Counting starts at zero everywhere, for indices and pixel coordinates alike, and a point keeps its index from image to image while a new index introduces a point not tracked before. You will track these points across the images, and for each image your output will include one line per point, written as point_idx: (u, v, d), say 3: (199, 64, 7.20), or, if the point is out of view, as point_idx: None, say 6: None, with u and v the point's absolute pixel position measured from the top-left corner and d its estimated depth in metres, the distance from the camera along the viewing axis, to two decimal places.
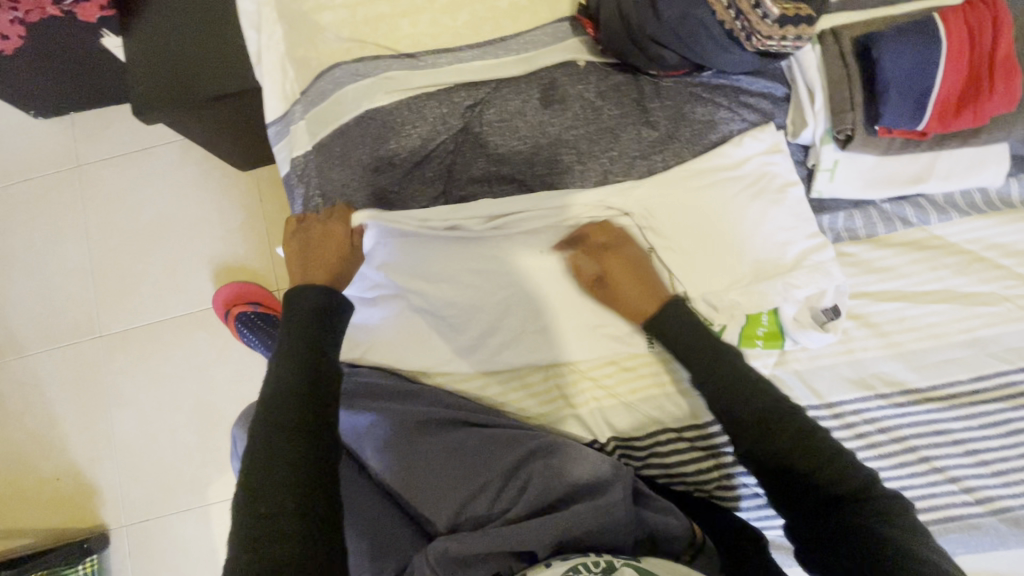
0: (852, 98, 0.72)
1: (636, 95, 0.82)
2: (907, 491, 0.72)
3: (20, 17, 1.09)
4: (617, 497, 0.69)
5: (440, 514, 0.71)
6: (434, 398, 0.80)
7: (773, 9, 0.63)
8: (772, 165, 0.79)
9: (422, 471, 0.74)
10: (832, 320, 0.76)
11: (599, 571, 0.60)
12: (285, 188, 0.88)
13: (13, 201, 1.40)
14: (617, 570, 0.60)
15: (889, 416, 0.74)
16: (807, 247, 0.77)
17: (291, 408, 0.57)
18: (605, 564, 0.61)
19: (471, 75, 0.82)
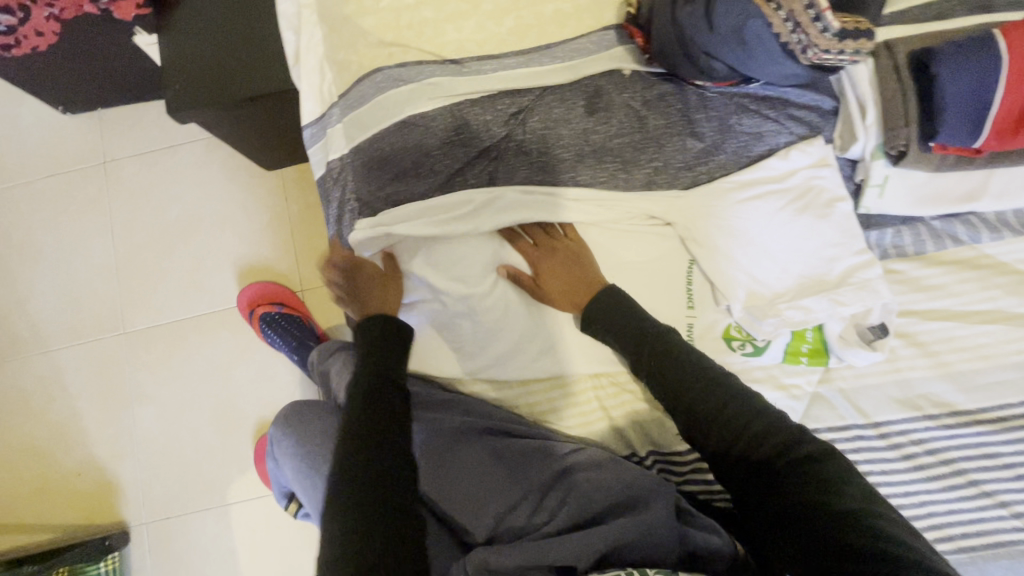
0: (906, 113, 0.71)
1: (682, 105, 0.81)
2: (956, 516, 0.70)
3: (55, 14, 1.08)
4: (659, 514, 0.66)
5: (480, 524, 0.70)
6: (475, 409, 0.79)
7: (834, 22, 0.63)
8: (820, 178, 0.77)
9: (465, 481, 0.73)
10: (879, 338, 0.75)
11: None
12: (322, 192, 0.87)
13: (40, 196, 1.40)
14: None
15: (936, 438, 0.73)
16: (853, 264, 0.76)
17: (368, 418, 0.59)
18: None
19: (516, 83, 0.81)
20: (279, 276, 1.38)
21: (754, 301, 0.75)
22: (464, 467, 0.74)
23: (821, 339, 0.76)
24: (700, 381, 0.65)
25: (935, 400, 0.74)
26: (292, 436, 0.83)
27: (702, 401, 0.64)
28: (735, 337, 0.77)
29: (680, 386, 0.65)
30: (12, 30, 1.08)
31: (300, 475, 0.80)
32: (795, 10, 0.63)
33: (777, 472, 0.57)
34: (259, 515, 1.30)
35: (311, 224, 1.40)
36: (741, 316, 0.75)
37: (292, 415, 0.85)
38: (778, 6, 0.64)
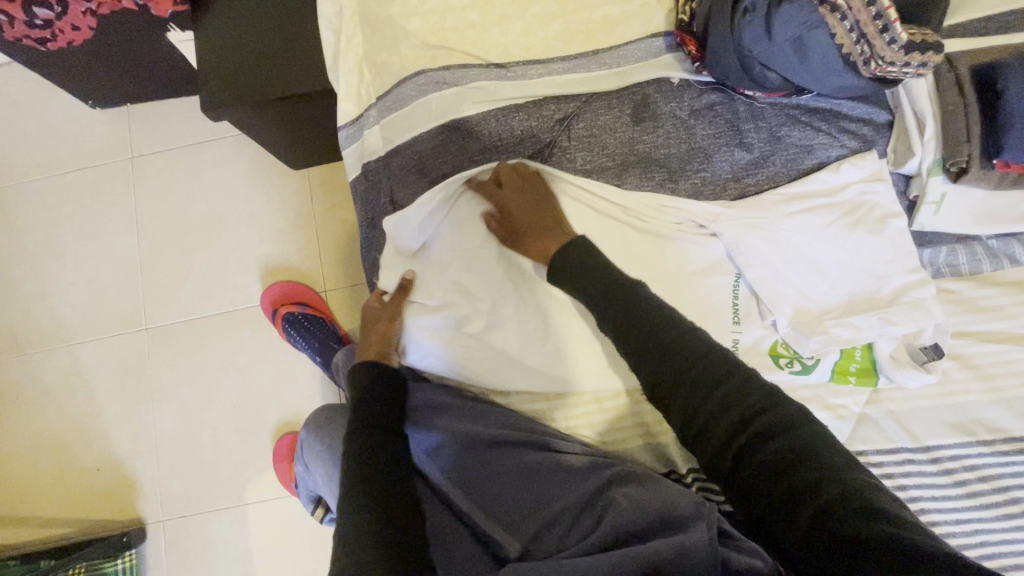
0: (968, 130, 0.69)
1: (730, 115, 0.79)
2: (1010, 546, 0.67)
3: (92, 8, 1.04)
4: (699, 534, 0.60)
5: (511, 538, 0.68)
6: (498, 417, 0.77)
7: (903, 33, 0.61)
8: (873, 194, 0.75)
9: (480, 488, 0.72)
10: (932, 359, 0.72)
11: None
12: (354, 194, 0.86)
13: (68, 189, 1.40)
14: None
15: (991, 464, 0.70)
16: (907, 282, 0.73)
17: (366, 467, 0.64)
18: None
19: (562, 89, 0.80)
20: (302, 276, 1.37)
21: (801, 317, 0.73)
22: (482, 474, 0.73)
23: (869, 359, 0.74)
24: (668, 344, 0.60)
25: (990, 426, 0.71)
26: (322, 439, 0.82)
27: (673, 364, 0.59)
28: (782, 355, 0.74)
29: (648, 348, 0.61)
30: (48, 24, 1.04)
31: (330, 480, 0.79)
32: (861, 20, 0.62)
33: (746, 445, 0.54)
34: (277, 516, 1.29)
35: (337, 224, 1.39)
36: (786, 332, 0.73)
37: (322, 419, 0.84)
38: (843, 16, 0.62)
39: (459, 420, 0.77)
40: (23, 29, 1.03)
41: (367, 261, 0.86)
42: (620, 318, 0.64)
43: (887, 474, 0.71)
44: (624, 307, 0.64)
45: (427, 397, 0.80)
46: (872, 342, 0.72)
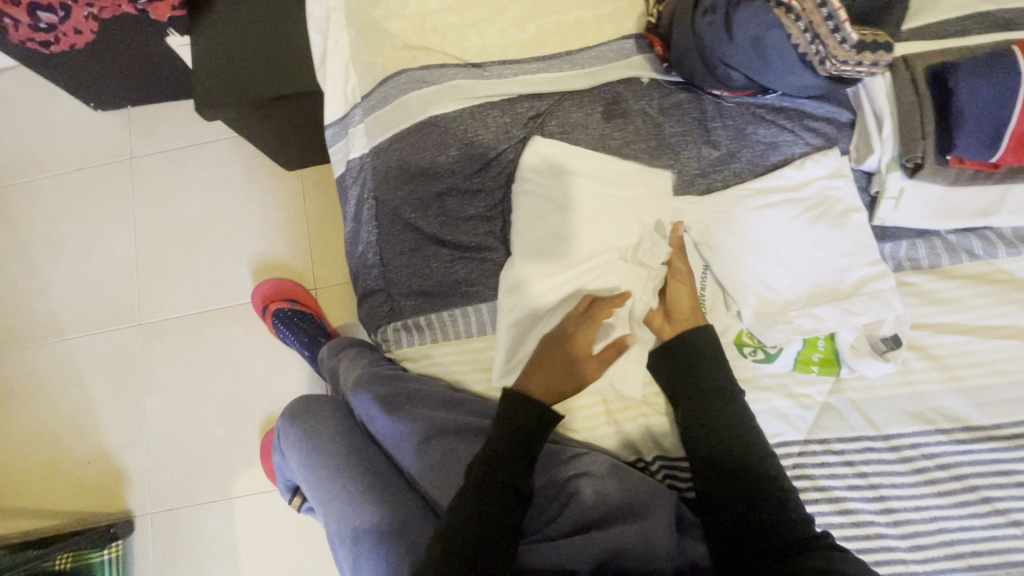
0: (923, 127, 0.72)
1: (698, 114, 0.82)
2: (966, 532, 0.69)
3: (94, 13, 1.11)
4: (660, 522, 0.67)
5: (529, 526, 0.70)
6: (469, 408, 0.79)
7: (852, 34, 0.64)
8: (834, 189, 0.78)
9: (451, 474, 0.74)
10: (891, 349, 0.74)
11: None
12: (339, 188, 0.92)
13: (68, 188, 1.44)
14: None
15: (950, 453, 0.72)
16: (867, 275, 0.75)
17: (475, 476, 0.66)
18: None
19: (537, 88, 0.83)
20: (293, 274, 1.40)
21: (764, 308, 0.75)
22: (454, 459, 0.74)
23: (832, 349, 0.76)
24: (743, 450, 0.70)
25: (948, 415, 0.73)
26: (298, 425, 0.83)
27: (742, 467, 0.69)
28: (746, 343, 0.78)
29: (721, 452, 0.70)
30: (53, 28, 1.12)
31: (304, 468, 0.79)
32: (813, 22, 0.64)
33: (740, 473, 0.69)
34: (263, 511, 1.30)
35: (328, 224, 1.42)
36: (750, 322, 0.76)
37: (299, 407, 0.86)
38: (798, 17, 0.65)
39: (431, 410, 0.78)
40: (29, 32, 1.11)
41: (353, 255, 0.90)
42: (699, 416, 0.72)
43: (848, 461, 0.73)
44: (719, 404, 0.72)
45: (400, 383, 0.81)
46: (833, 332, 0.74)
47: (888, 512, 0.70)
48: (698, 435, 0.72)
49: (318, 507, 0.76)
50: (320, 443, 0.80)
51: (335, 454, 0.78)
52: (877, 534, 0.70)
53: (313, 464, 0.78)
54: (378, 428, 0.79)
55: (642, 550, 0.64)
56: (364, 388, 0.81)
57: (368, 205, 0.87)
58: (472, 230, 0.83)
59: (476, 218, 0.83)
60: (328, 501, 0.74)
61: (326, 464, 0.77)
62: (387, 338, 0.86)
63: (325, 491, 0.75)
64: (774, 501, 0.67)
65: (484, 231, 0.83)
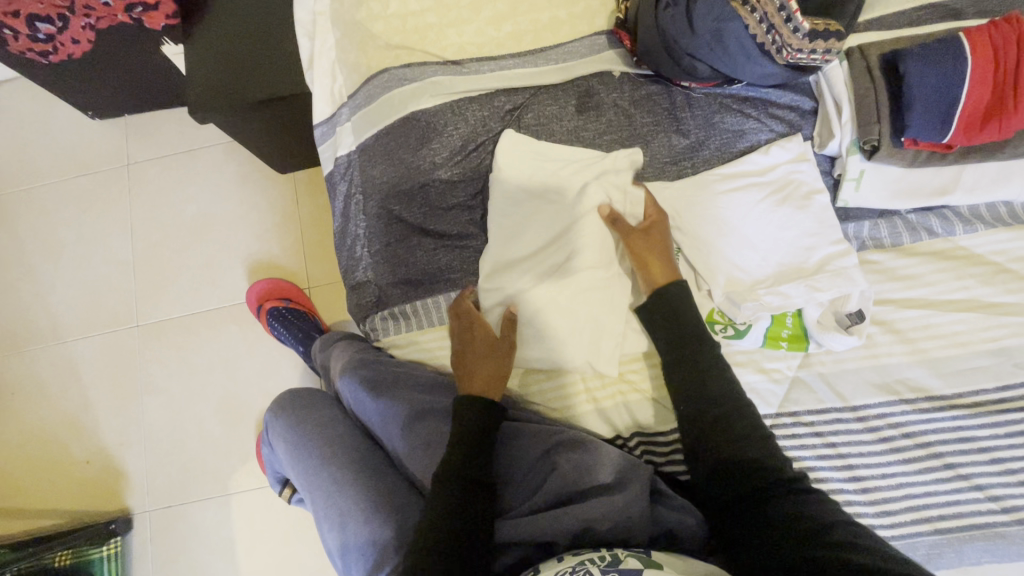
0: (878, 111, 0.76)
1: (668, 105, 0.86)
2: (931, 498, 0.71)
3: (91, 23, 1.15)
4: (636, 496, 0.68)
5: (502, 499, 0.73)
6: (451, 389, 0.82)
7: (804, 23, 0.68)
8: (798, 173, 0.82)
9: (436, 454, 0.76)
10: (856, 324, 0.77)
11: (605, 564, 0.58)
12: (328, 185, 0.95)
13: (67, 195, 1.48)
14: (623, 560, 0.59)
15: (914, 422, 0.74)
16: (830, 253, 0.78)
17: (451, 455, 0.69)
18: (611, 558, 0.59)
19: (513, 82, 0.87)
20: (287, 273, 1.44)
21: (733, 287, 0.78)
22: (439, 440, 0.77)
23: (800, 325, 0.79)
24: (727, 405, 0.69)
25: (912, 385, 0.76)
26: (285, 418, 0.86)
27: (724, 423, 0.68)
28: (717, 321, 0.80)
29: (705, 411, 0.69)
30: (51, 38, 1.16)
31: (292, 458, 0.82)
32: (768, 13, 0.68)
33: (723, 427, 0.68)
34: (259, 506, 1.32)
35: (320, 224, 1.46)
36: (721, 301, 0.78)
37: (286, 400, 0.88)
38: (753, 8, 0.69)
39: (415, 393, 0.81)
40: (27, 42, 1.15)
41: (342, 249, 0.93)
42: (684, 377, 0.71)
43: (817, 432, 0.75)
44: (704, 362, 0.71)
45: (386, 368, 0.83)
46: (800, 309, 0.77)
47: (856, 481, 0.73)
48: (682, 393, 0.71)
49: (308, 494, 0.79)
50: (308, 433, 0.82)
51: (323, 443, 0.80)
52: (846, 501, 0.72)
53: (301, 452, 0.81)
54: (365, 414, 0.82)
55: (619, 524, 0.66)
56: (349, 376, 0.84)
57: (356, 200, 0.91)
58: (456, 221, 0.87)
59: (459, 208, 0.88)
60: (317, 488, 0.77)
61: (314, 452, 0.80)
62: (376, 327, 0.89)
63: (314, 477, 0.78)
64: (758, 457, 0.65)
65: (468, 221, 0.88)
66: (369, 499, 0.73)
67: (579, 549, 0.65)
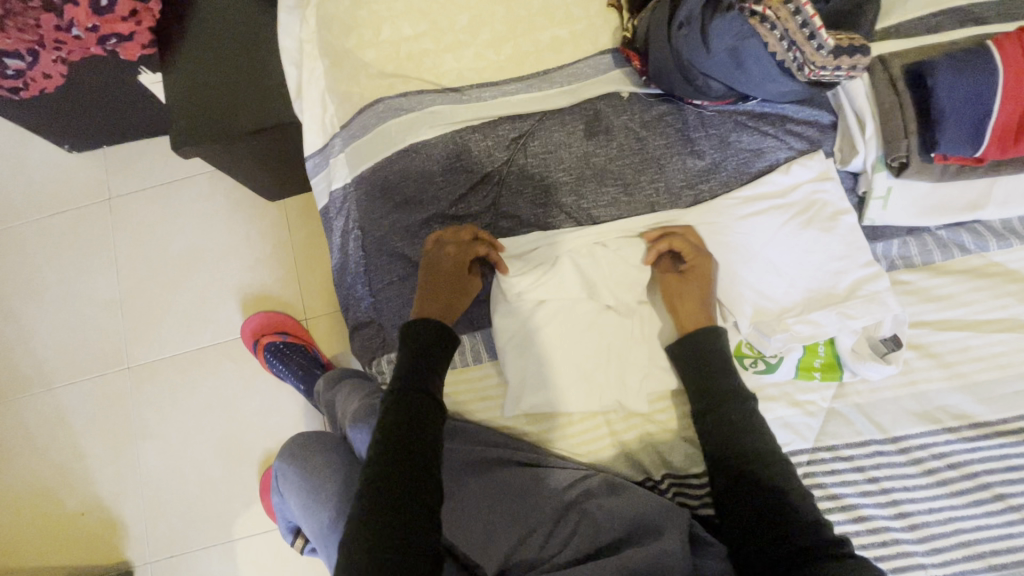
0: (906, 125, 0.72)
1: (681, 125, 0.82)
2: (982, 532, 0.68)
3: (62, 57, 1.06)
4: (674, 544, 0.63)
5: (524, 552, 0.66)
6: (469, 434, 0.76)
7: (828, 40, 0.63)
8: (822, 192, 0.78)
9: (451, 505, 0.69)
10: (893, 350, 0.73)
11: None
12: (323, 221, 0.90)
13: (46, 233, 1.41)
14: None
15: (958, 451, 0.71)
16: (860, 277, 0.74)
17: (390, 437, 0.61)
18: None
19: (516, 108, 0.82)
20: (283, 305, 1.38)
21: (761, 317, 0.75)
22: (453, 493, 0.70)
23: (833, 353, 0.75)
24: (756, 454, 0.67)
25: (953, 412, 0.72)
26: (296, 466, 0.80)
27: (752, 473, 0.65)
28: (746, 355, 0.77)
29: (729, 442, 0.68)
30: (20, 74, 1.06)
31: (305, 511, 0.77)
32: (789, 30, 0.63)
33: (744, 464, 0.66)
34: (266, 552, 1.27)
35: (315, 253, 1.40)
36: (749, 332, 0.75)
37: (296, 447, 0.83)
38: (773, 25, 0.63)
39: None
40: None
41: (342, 287, 0.88)
42: (712, 425, 0.70)
43: (858, 467, 0.71)
44: (733, 409, 0.69)
45: None
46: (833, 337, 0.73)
47: (903, 517, 0.69)
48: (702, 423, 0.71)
49: (323, 550, 0.74)
50: (318, 483, 0.77)
51: (335, 496, 0.75)
52: (893, 540, 0.68)
53: (312, 505, 0.76)
54: None
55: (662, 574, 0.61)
56: (360, 423, 0.78)
57: (353, 236, 0.86)
58: None
59: None
60: (330, 546, 0.72)
61: (327, 506, 0.74)
62: (383, 371, 0.84)
63: (327, 532, 0.73)
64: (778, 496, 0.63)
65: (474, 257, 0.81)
66: None
67: None
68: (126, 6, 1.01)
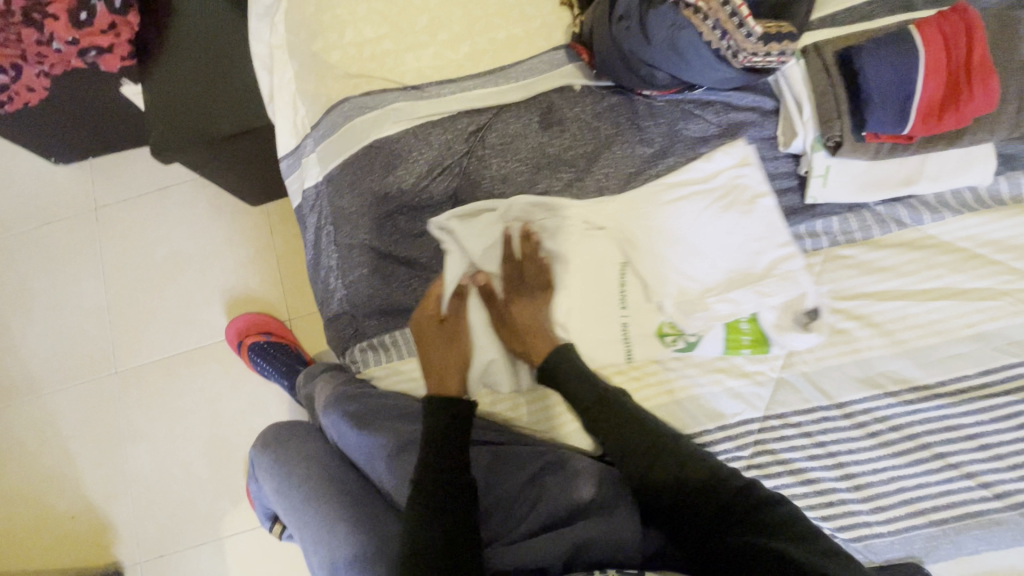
0: (838, 107, 0.76)
1: (630, 114, 0.86)
2: (923, 489, 0.71)
3: (45, 70, 1.10)
4: (629, 531, 0.67)
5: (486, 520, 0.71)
6: None
7: (756, 28, 0.68)
8: (742, 177, 0.82)
9: None
10: (814, 320, 0.77)
11: None
12: (297, 219, 0.94)
13: (35, 243, 1.44)
14: None
15: (900, 414, 0.74)
16: (777, 257, 0.78)
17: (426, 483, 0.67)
18: None
19: (474, 103, 0.87)
20: (266, 306, 1.41)
21: (685, 298, 0.78)
22: None
23: (758, 330, 0.78)
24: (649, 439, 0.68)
25: (895, 377, 0.76)
26: (273, 453, 0.83)
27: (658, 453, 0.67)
28: (668, 334, 0.78)
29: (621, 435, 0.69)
30: (5, 88, 1.09)
31: (278, 496, 0.79)
32: (721, 19, 0.67)
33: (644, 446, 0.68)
34: (254, 547, 1.29)
35: (297, 254, 1.44)
36: (672, 312, 0.77)
37: (271, 437, 0.85)
38: (705, 16, 0.68)
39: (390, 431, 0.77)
40: None
41: (318, 282, 0.91)
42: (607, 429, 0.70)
43: (806, 433, 0.74)
44: (615, 414, 0.71)
45: (370, 400, 0.80)
46: (755, 313, 0.77)
47: (848, 478, 0.72)
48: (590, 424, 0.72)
49: (296, 533, 0.75)
50: (294, 468, 0.79)
51: (309, 479, 0.77)
52: (840, 501, 0.71)
53: (287, 488, 0.78)
54: (351, 443, 0.79)
55: (616, 563, 0.66)
56: (333, 408, 0.81)
57: (327, 231, 0.89)
58: (407, 258, 0.85)
59: (407, 246, 0.85)
60: (303, 527, 0.74)
61: (299, 489, 0.77)
62: (355, 359, 0.87)
63: (300, 514, 0.75)
64: (692, 468, 0.66)
65: (421, 255, 0.85)
66: (347, 541, 0.69)
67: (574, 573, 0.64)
68: (105, 19, 1.05)
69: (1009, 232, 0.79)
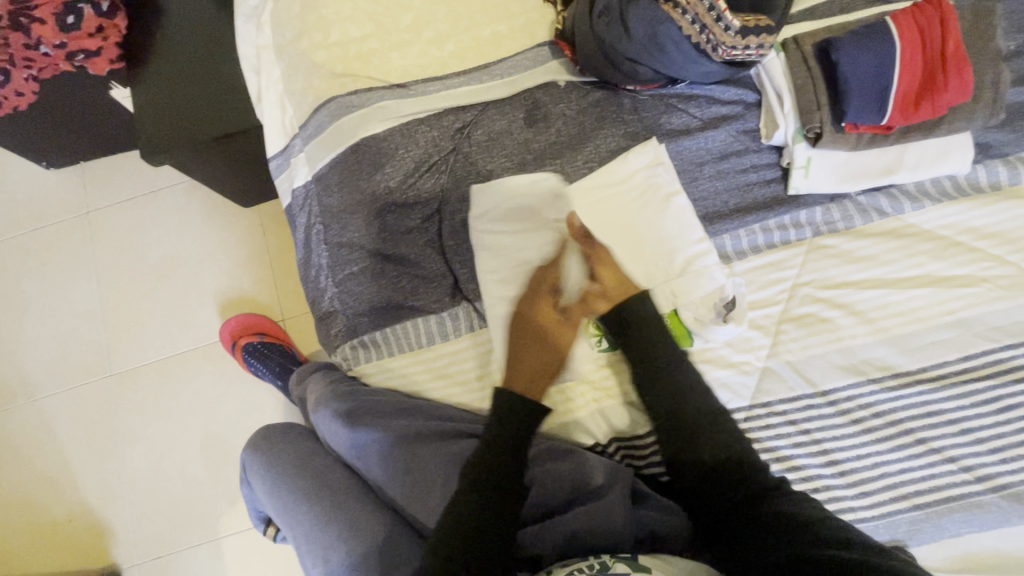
0: (817, 99, 0.77)
1: (616, 110, 0.87)
2: (906, 474, 0.72)
3: (34, 74, 1.10)
4: (622, 516, 0.68)
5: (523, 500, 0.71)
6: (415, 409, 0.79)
7: (734, 21, 0.68)
8: (656, 177, 0.83)
9: (416, 478, 0.73)
10: (731, 311, 0.78)
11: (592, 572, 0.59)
12: (288, 218, 0.94)
13: (27, 248, 1.44)
14: (610, 567, 0.59)
15: (882, 400, 0.75)
16: (694, 253, 0.80)
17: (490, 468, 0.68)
18: (599, 564, 0.60)
19: (458, 100, 0.87)
20: (260, 307, 1.42)
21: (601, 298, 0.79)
22: (419, 469, 0.73)
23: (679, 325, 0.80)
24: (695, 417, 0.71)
25: (878, 364, 0.77)
26: (263, 455, 0.82)
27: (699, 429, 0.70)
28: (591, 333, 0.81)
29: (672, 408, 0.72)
30: None
31: (269, 497, 0.78)
32: (699, 13, 0.68)
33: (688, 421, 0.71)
34: (251, 547, 1.30)
35: (289, 254, 1.44)
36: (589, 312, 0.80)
37: (259, 438, 0.85)
38: (685, 11, 0.69)
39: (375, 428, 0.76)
40: None
41: (308, 281, 0.91)
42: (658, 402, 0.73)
43: (790, 421, 0.75)
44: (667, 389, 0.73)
45: (360, 397, 0.80)
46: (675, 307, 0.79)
47: (833, 465, 0.73)
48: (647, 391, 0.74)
49: (289, 534, 0.75)
50: (284, 468, 0.79)
51: (300, 479, 0.77)
52: (824, 486, 0.72)
53: (278, 490, 0.78)
54: (341, 442, 0.78)
55: (610, 547, 0.67)
56: (321, 407, 0.81)
57: (317, 230, 0.89)
58: (359, 263, 0.84)
59: (352, 254, 0.85)
60: (296, 528, 0.73)
61: (290, 489, 0.76)
62: (347, 356, 0.85)
63: (292, 514, 0.74)
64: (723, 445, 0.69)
65: (371, 259, 0.84)
66: (342, 542, 0.69)
67: (567, 560, 0.66)
68: (92, 23, 1.06)
69: (987, 220, 0.80)
